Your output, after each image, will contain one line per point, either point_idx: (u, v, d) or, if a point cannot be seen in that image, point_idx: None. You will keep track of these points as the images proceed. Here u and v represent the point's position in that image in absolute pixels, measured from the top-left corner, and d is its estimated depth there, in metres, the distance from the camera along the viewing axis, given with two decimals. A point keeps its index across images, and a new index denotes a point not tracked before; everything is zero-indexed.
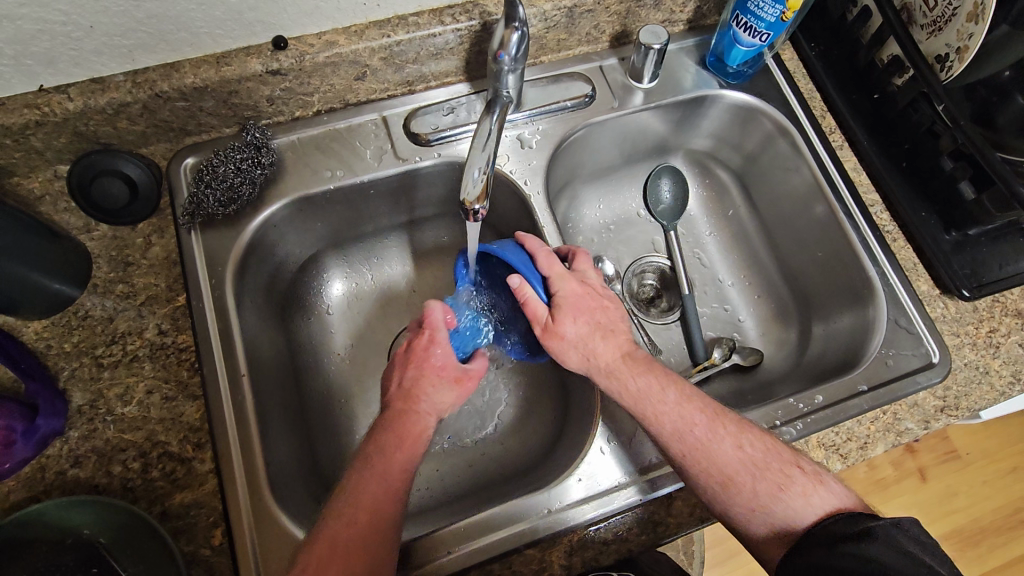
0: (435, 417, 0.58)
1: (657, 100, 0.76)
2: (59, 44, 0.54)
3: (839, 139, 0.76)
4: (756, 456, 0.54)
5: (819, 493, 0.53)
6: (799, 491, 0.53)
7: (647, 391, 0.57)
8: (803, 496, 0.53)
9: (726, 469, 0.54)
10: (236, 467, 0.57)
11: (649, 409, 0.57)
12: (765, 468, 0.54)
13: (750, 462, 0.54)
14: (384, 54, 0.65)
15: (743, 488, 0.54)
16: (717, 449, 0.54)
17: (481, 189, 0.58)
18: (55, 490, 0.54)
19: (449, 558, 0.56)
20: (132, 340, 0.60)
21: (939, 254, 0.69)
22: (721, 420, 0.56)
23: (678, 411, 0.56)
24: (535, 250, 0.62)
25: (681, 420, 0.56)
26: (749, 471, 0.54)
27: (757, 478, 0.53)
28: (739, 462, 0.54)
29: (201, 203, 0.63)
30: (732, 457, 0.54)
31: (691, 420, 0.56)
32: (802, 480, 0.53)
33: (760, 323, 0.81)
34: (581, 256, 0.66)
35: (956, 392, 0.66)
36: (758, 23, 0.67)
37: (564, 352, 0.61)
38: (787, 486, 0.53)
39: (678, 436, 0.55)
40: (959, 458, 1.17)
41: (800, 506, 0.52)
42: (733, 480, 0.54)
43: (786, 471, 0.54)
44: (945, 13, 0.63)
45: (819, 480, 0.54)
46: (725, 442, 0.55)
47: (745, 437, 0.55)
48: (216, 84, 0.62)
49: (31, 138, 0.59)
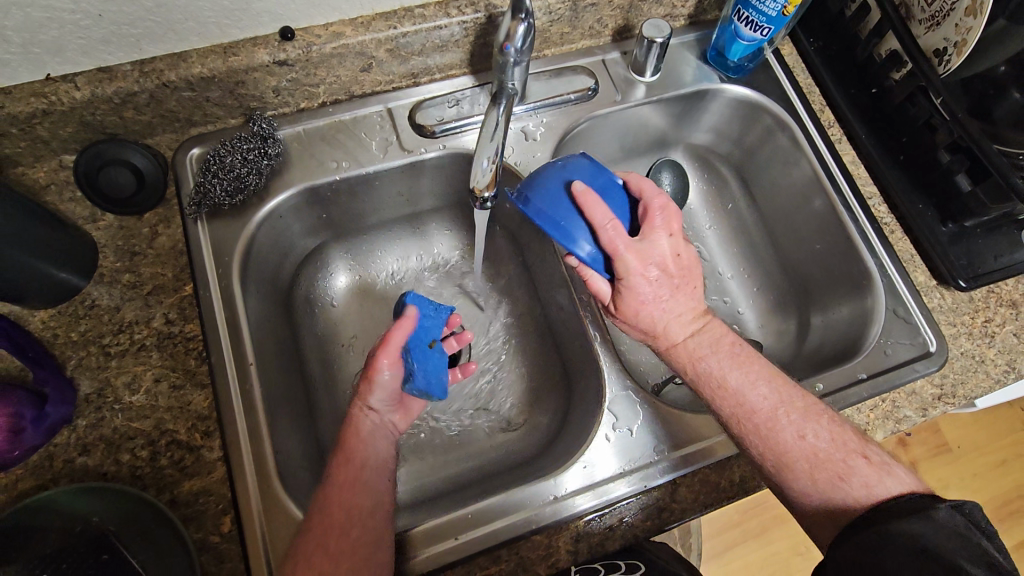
0: (368, 411, 0.59)
1: (658, 94, 0.77)
2: (67, 33, 0.54)
3: (837, 133, 0.78)
4: (817, 449, 0.54)
5: (884, 485, 0.52)
6: (860, 482, 0.52)
7: (705, 378, 0.59)
8: (865, 486, 0.52)
9: (782, 455, 0.54)
10: (244, 455, 0.57)
11: (706, 393, 0.59)
12: (827, 458, 0.53)
13: (810, 454, 0.54)
14: (390, 46, 0.66)
15: (798, 474, 0.54)
16: (775, 437, 0.55)
17: (490, 178, 0.61)
18: (63, 477, 0.54)
19: (455, 545, 0.57)
20: (139, 329, 0.60)
21: (936, 245, 0.70)
22: (782, 409, 0.56)
23: (737, 397, 0.57)
24: (600, 227, 0.55)
25: (739, 408, 0.56)
26: (805, 461, 0.54)
27: (815, 469, 0.53)
28: (800, 450, 0.54)
29: (208, 193, 0.63)
30: (792, 447, 0.54)
31: (750, 408, 0.56)
32: (865, 473, 0.52)
33: (760, 315, 0.82)
34: (654, 218, 0.58)
35: (953, 380, 0.67)
36: (760, 18, 0.68)
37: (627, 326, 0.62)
38: (847, 476, 0.52)
39: (737, 422, 0.57)
40: (951, 451, 1.19)
41: (862, 497, 0.51)
42: (787, 466, 0.54)
43: (847, 462, 0.53)
44: (943, 9, 0.64)
45: (886, 471, 0.52)
46: (787, 430, 0.55)
47: (808, 427, 0.55)
48: (224, 74, 0.62)
49: (37, 127, 0.59)
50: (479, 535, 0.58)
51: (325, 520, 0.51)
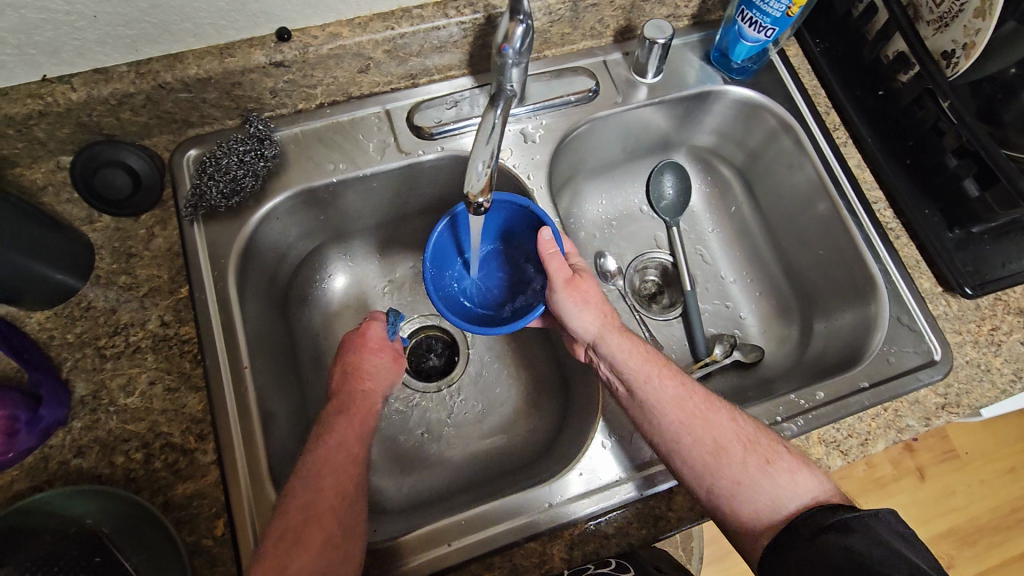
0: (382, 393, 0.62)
1: (660, 95, 0.76)
2: (62, 34, 0.54)
3: (843, 136, 0.76)
4: (748, 432, 0.57)
5: (804, 474, 0.55)
6: (785, 467, 0.55)
7: (653, 357, 0.60)
8: (790, 472, 0.54)
9: (719, 438, 0.56)
10: (238, 458, 0.57)
11: (653, 371, 0.59)
12: (756, 442, 0.56)
13: (743, 436, 0.56)
14: (388, 47, 0.65)
15: (732, 457, 0.55)
16: (714, 419, 0.57)
17: (485, 182, 0.56)
18: (58, 479, 0.54)
19: (449, 551, 0.57)
20: (135, 332, 0.60)
21: (942, 251, 0.69)
22: (715, 396, 0.59)
23: (677, 380, 0.59)
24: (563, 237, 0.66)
25: (681, 387, 0.59)
26: (741, 443, 0.56)
27: (748, 451, 0.55)
28: (732, 432, 0.56)
29: (203, 194, 0.63)
30: (727, 429, 0.57)
31: (690, 390, 0.59)
32: (789, 458, 0.55)
33: (762, 320, 0.81)
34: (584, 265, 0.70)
35: (957, 389, 0.66)
36: (764, 19, 0.67)
37: (578, 304, 0.60)
38: (775, 461, 0.55)
39: (679, 402, 0.58)
40: (958, 457, 1.17)
41: (786, 484, 0.54)
42: (724, 450, 0.55)
43: (774, 447, 0.56)
44: (952, 10, 0.63)
45: (805, 462, 0.56)
46: (721, 412, 0.58)
47: (737, 412, 0.58)
48: (220, 75, 0.62)
49: (34, 129, 0.59)
50: (473, 540, 0.57)
51: (290, 512, 0.50)
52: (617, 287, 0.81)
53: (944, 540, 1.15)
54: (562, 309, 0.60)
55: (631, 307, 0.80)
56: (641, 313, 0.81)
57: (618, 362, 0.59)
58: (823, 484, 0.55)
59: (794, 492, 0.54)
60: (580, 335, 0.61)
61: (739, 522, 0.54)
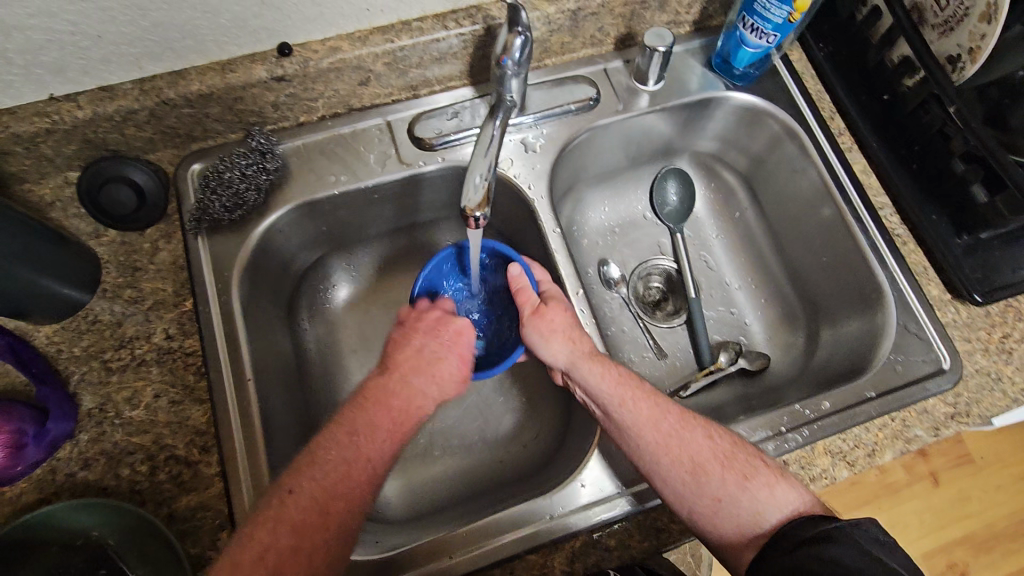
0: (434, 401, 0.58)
1: (662, 102, 0.75)
2: (68, 54, 0.55)
3: (848, 141, 0.75)
4: (724, 447, 0.56)
5: (783, 488, 0.54)
6: (763, 482, 0.54)
7: (628, 380, 0.60)
8: (768, 486, 0.54)
9: (696, 457, 0.55)
10: (241, 469, 0.57)
11: (628, 393, 0.58)
12: (733, 457, 0.56)
13: (719, 453, 0.56)
14: (388, 60, 0.66)
15: (711, 474, 0.55)
16: (688, 437, 0.57)
17: (483, 196, 0.55)
18: (65, 492, 0.55)
19: (451, 563, 0.57)
20: (140, 345, 0.61)
21: (950, 258, 0.68)
22: (691, 415, 0.58)
23: (651, 400, 0.59)
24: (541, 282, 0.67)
25: (656, 408, 0.58)
26: (718, 461, 0.55)
27: (725, 467, 0.55)
28: (709, 450, 0.56)
29: (207, 208, 0.63)
30: (703, 447, 0.56)
31: (665, 410, 0.58)
32: (766, 473, 0.55)
33: (768, 327, 0.80)
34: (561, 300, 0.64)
35: (967, 398, 0.65)
36: (765, 25, 0.67)
37: (546, 335, 0.61)
38: (753, 476, 0.55)
39: (655, 423, 0.57)
40: (974, 462, 1.15)
41: (765, 498, 0.54)
42: (701, 468, 0.55)
43: (751, 463, 0.55)
44: (957, 13, 0.62)
45: (781, 474, 0.55)
46: (697, 430, 0.57)
47: (713, 428, 0.58)
48: (223, 91, 0.62)
49: (42, 146, 0.61)
50: (476, 552, 0.57)
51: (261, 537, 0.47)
52: (620, 294, 0.81)
53: (958, 548, 1.13)
54: (533, 342, 0.62)
55: (635, 314, 0.80)
56: (645, 321, 0.80)
57: (592, 388, 0.59)
58: (804, 494, 0.55)
59: (774, 506, 0.53)
60: (553, 364, 0.62)
61: (724, 538, 0.54)
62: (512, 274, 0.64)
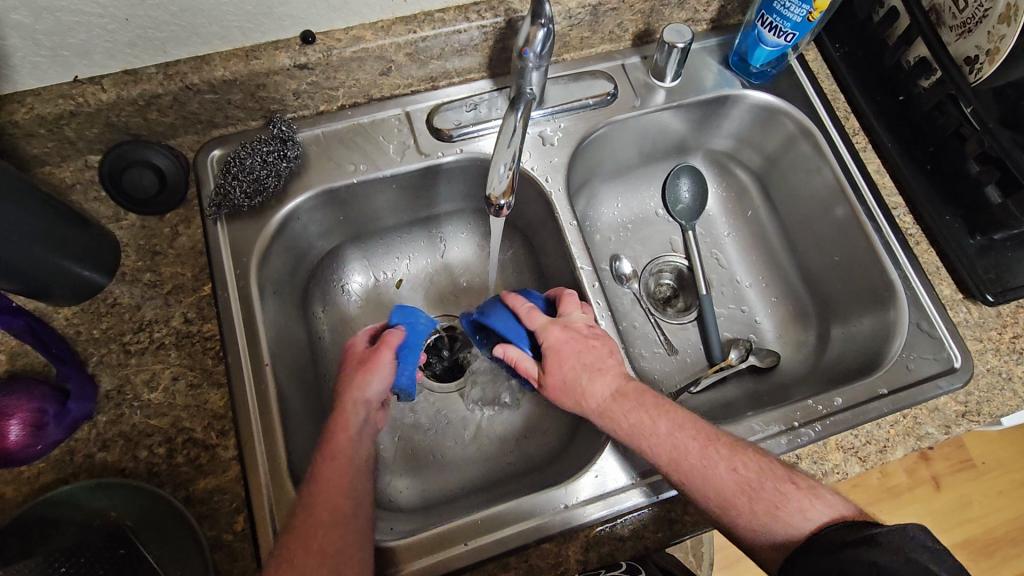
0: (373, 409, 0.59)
1: (678, 99, 0.76)
2: (95, 36, 0.55)
3: (862, 141, 0.76)
4: (749, 478, 0.55)
5: (816, 509, 0.54)
6: (795, 507, 0.54)
7: (643, 428, 0.57)
8: (801, 511, 0.54)
9: (722, 492, 0.55)
10: (258, 453, 0.57)
11: (642, 442, 0.57)
12: (760, 488, 0.55)
13: (744, 485, 0.55)
14: (409, 50, 0.66)
15: (737, 506, 0.54)
16: (711, 474, 0.55)
17: (507, 184, 0.56)
18: (83, 472, 0.55)
19: (466, 550, 0.57)
20: (158, 329, 0.61)
21: (963, 258, 0.69)
22: (713, 445, 0.56)
23: (670, 442, 0.56)
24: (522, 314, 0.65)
25: (673, 451, 0.56)
26: (745, 495, 0.54)
27: (752, 498, 0.54)
28: (734, 484, 0.55)
29: (227, 194, 0.64)
30: (727, 482, 0.55)
31: (685, 449, 0.56)
32: (798, 497, 0.54)
33: (778, 325, 0.81)
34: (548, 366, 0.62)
35: (977, 397, 0.65)
36: (784, 23, 0.67)
37: (557, 399, 0.62)
38: (783, 503, 0.54)
39: (675, 469, 0.56)
40: (975, 467, 1.15)
41: (798, 522, 0.53)
42: (728, 502, 0.55)
43: (781, 489, 0.54)
44: (976, 15, 0.62)
45: (816, 495, 0.55)
46: (720, 465, 0.55)
47: (737, 458, 0.56)
48: (246, 77, 0.62)
49: (65, 128, 0.61)
50: (491, 539, 0.58)
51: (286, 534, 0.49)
52: (632, 290, 0.82)
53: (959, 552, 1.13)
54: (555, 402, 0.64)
55: (646, 310, 0.80)
56: (656, 317, 0.81)
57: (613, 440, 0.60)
58: (835, 503, 0.54)
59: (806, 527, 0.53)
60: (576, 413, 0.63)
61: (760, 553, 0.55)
62: (501, 355, 0.64)
